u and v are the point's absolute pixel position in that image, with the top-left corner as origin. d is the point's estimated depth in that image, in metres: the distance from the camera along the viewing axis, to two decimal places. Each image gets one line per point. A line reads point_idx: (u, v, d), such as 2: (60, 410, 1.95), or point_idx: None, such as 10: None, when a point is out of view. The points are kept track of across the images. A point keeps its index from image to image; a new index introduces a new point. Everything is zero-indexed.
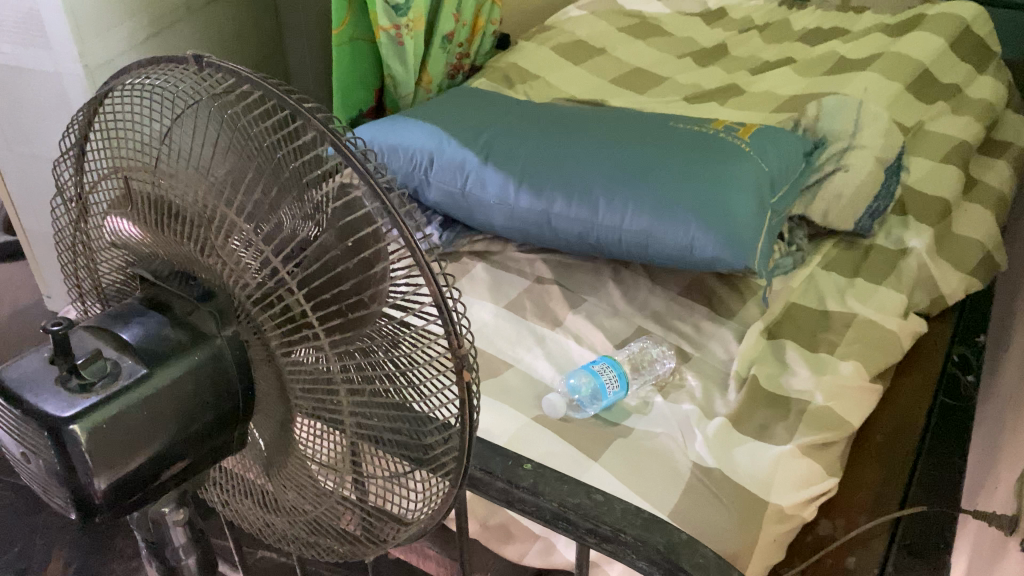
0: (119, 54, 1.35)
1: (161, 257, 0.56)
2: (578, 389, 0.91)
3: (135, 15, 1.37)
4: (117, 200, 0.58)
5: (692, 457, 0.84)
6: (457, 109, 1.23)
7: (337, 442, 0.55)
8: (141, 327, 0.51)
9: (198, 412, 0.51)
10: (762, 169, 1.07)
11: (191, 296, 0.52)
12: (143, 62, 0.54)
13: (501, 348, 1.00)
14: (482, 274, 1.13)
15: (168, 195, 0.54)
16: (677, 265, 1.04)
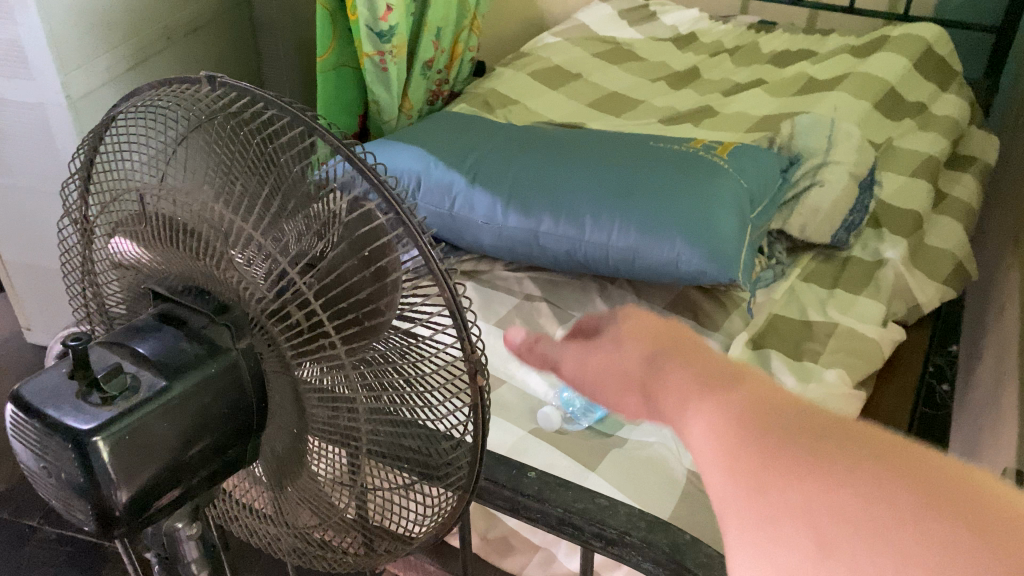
0: (100, 85, 1.35)
1: (173, 275, 0.57)
2: (571, 401, 0.93)
3: (117, 46, 1.38)
4: (126, 220, 0.59)
5: (684, 467, 0.85)
6: (441, 132, 1.25)
7: (346, 457, 0.56)
8: (157, 342, 0.51)
9: (214, 424, 0.51)
10: (742, 185, 1.11)
11: (206, 310, 0.53)
12: (151, 85, 0.55)
13: (494, 365, 1.02)
14: (472, 292, 1.15)
15: (180, 213, 0.55)
16: (663, 279, 1.07)
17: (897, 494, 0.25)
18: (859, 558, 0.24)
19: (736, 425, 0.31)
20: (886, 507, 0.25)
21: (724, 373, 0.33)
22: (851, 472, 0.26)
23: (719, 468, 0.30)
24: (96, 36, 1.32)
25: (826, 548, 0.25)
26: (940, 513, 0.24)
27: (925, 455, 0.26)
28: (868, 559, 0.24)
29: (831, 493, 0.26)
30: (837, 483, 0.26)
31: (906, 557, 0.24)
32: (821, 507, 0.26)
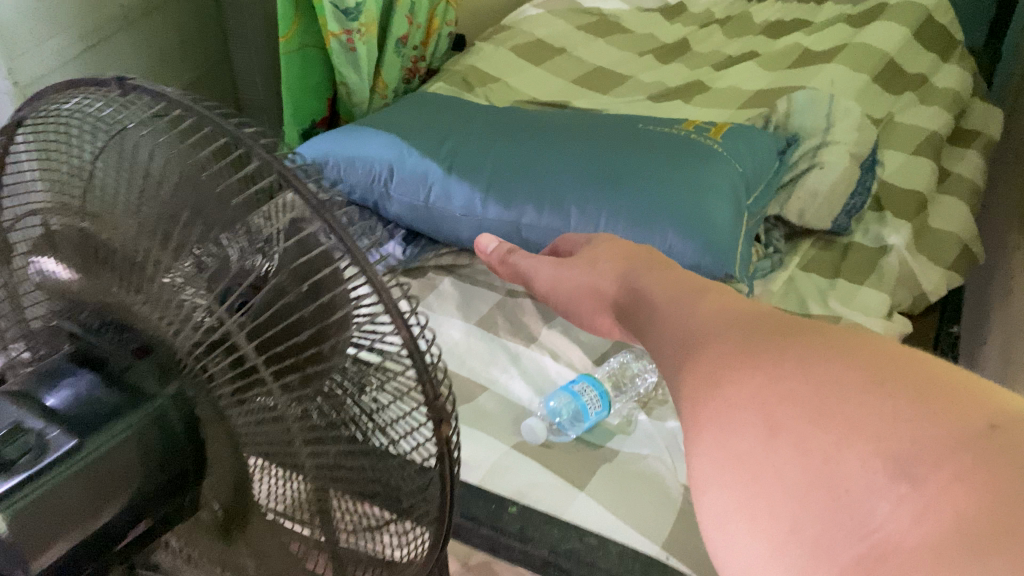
0: (49, 71, 1.26)
1: (91, 304, 0.50)
2: (557, 410, 0.86)
3: (68, 28, 1.29)
4: (42, 241, 0.52)
5: (673, 486, 0.78)
6: (416, 117, 1.17)
7: (303, 489, 0.49)
8: (69, 389, 0.44)
9: (141, 479, 0.44)
10: (736, 170, 1.04)
11: (127, 352, 0.46)
12: (61, 86, 0.48)
13: (474, 370, 0.96)
14: (451, 289, 1.08)
15: (97, 235, 0.48)
16: None
17: (897, 415, 0.33)
18: (857, 459, 0.33)
19: (779, 366, 0.38)
20: (886, 423, 0.33)
21: (775, 332, 0.41)
22: (865, 398, 0.34)
23: (758, 394, 0.38)
24: (42, 18, 1.23)
25: (836, 452, 0.33)
26: (933, 427, 0.32)
27: (934, 382, 0.34)
28: (866, 462, 0.32)
29: (845, 411, 0.34)
30: (853, 408, 0.34)
31: (892, 457, 0.32)
32: (835, 428, 0.34)
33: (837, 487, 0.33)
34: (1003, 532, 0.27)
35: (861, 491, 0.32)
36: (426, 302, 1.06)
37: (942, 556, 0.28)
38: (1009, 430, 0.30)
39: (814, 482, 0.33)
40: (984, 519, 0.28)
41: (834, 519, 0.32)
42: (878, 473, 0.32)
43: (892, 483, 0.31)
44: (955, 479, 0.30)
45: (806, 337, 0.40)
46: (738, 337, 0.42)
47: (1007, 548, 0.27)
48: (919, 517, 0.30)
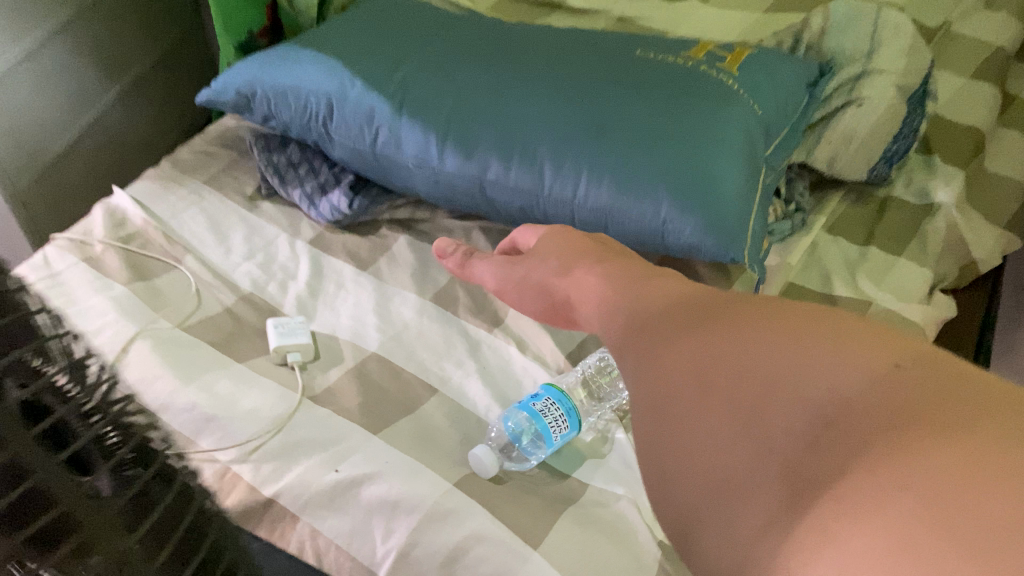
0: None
1: None
2: (516, 430, 0.72)
3: None
4: None
5: (639, 555, 0.63)
6: (364, 30, 0.95)
7: None
8: None
9: None
10: (754, 115, 0.83)
11: None
12: None
13: (424, 364, 0.79)
14: (405, 251, 0.92)
15: None
16: (644, 247, 0.83)
17: (821, 364, 0.35)
18: (792, 399, 0.35)
19: (710, 333, 0.41)
20: (812, 369, 0.36)
21: (699, 309, 0.44)
22: (789, 353, 0.37)
23: (693, 355, 0.40)
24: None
25: (772, 396, 0.36)
26: (857, 368, 0.35)
27: (845, 332, 0.37)
28: (799, 405, 0.35)
29: (771, 361, 0.37)
30: (780, 360, 0.37)
31: (828, 395, 0.34)
32: (766, 377, 0.36)
33: (772, 424, 0.35)
34: (928, 440, 0.30)
35: (794, 424, 0.34)
36: (376, 270, 0.90)
37: (879, 465, 0.31)
38: (919, 367, 0.34)
39: (748, 422, 0.36)
40: (912, 434, 0.31)
41: (771, 454, 0.34)
42: (807, 409, 0.34)
43: (818, 413, 0.34)
44: (881, 411, 0.32)
45: (730, 309, 0.42)
46: (669, 313, 0.44)
47: (934, 452, 0.30)
48: (849, 445, 0.32)
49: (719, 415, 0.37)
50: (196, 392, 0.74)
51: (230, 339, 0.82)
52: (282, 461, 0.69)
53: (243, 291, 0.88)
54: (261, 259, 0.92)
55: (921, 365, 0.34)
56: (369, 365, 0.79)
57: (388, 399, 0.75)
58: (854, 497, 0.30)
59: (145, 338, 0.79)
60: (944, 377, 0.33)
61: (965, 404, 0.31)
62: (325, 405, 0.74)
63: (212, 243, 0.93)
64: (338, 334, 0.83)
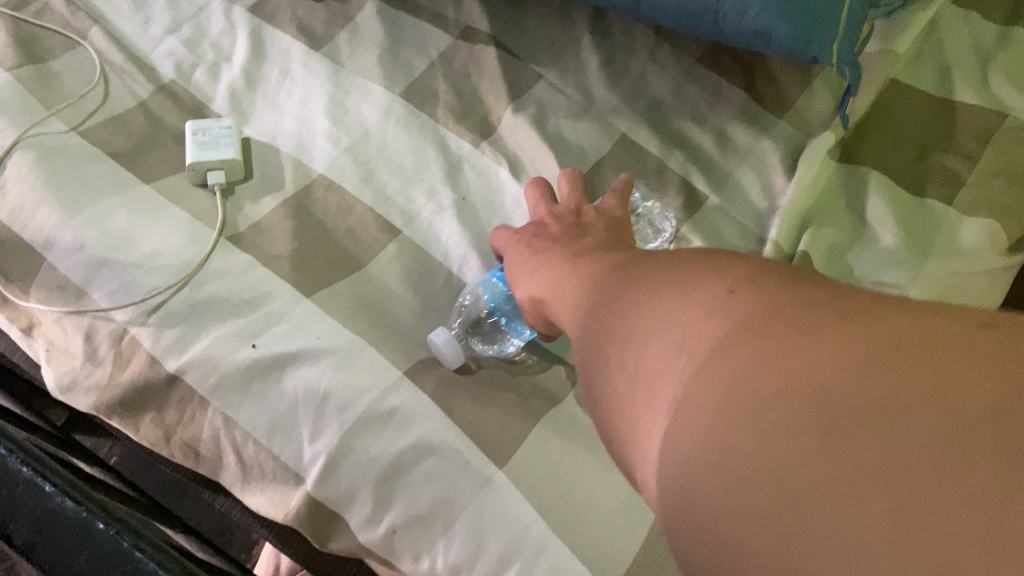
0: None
1: None
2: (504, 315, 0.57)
3: None
4: None
5: (634, 494, 0.48)
6: None
7: None
8: None
9: None
10: None
11: None
12: None
13: (385, 191, 0.61)
14: (373, 24, 0.69)
15: None
16: (688, 28, 0.59)
17: (670, 307, 0.28)
18: (648, 349, 0.28)
19: (602, 297, 0.34)
20: (663, 313, 0.28)
21: (607, 268, 0.36)
22: (649, 297, 0.30)
23: (592, 323, 0.33)
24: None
25: (631, 352, 0.28)
26: (705, 308, 0.27)
27: (708, 260, 0.29)
28: (656, 360, 0.27)
29: (633, 310, 0.30)
30: (643, 306, 0.30)
31: (679, 343, 0.26)
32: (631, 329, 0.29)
33: (637, 388, 0.28)
34: (769, 375, 0.23)
35: (654, 383, 0.27)
36: (335, 50, 0.69)
37: (725, 424, 0.23)
38: (770, 283, 0.26)
39: (624, 391, 0.29)
40: (748, 378, 0.23)
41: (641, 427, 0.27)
42: (659, 361, 0.27)
43: (668, 367, 0.26)
44: (724, 355, 0.25)
45: (629, 263, 0.35)
46: (585, 279, 0.37)
47: (773, 391, 0.23)
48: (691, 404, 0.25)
49: (607, 387, 0.30)
50: (83, 228, 0.57)
51: (142, 148, 0.64)
52: (189, 327, 0.54)
53: (164, 80, 0.68)
54: (189, 35, 0.71)
55: (778, 278, 0.26)
56: (313, 190, 0.60)
57: (332, 243, 0.58)
58: (713, 485, 0.23)
59: (27, 149, 0.61)
60: (801, 299, 0.25)
61: (818, 322, 0.24)
62: (250, 250, 0.57)
63: (128, 11, 0.72)
64: (277, 142, 0.64)
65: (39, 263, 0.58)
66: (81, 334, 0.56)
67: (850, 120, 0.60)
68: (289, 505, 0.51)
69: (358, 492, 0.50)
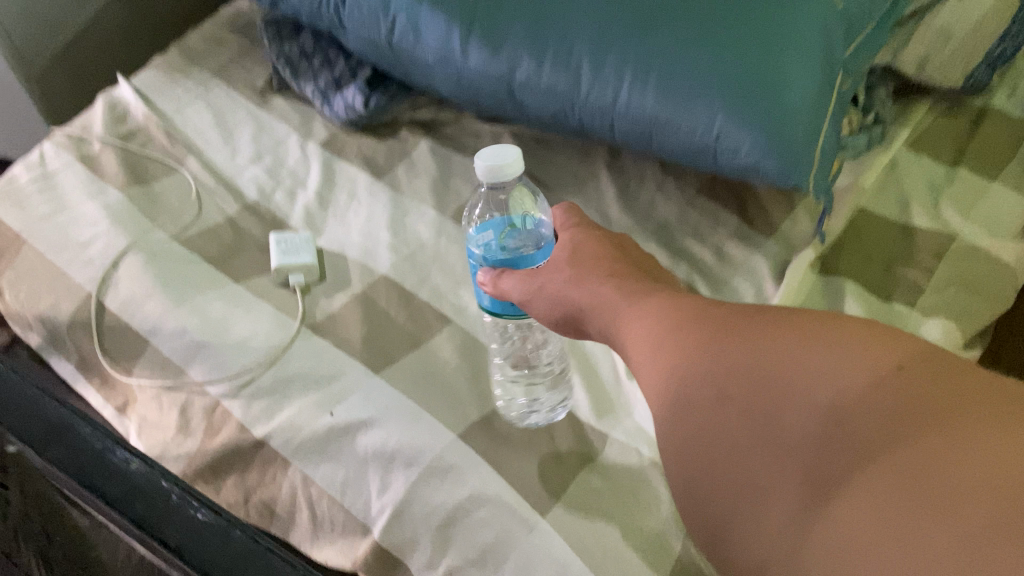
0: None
1: None
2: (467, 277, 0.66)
3: None
4: None
5: (660, 531, 0.56)
6: None
7: None
8: None
9: None
10: (836, 4, 0.69)
11: None
12: None
13: (438, 290, 0.72)
14: (426, 157, 0.83)
15: None
16: (692, 164, 0.72)
17: (818, 365, 0.35)
18: (801, 410, 0.34)
19: (709, 328, 0.40)
20: (811, 370, 0.35)
21: (702, 305, 0.42)
22: (789, 351, 0.36)
23: (696, 346, 0.39)
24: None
25: (772, 415, 0.35)
26: (857, 373, 0.34)
27: (839, 325, 0.37)
28: (802, 406, 0.35)
29: (777, 369, 0.36)
30: (782, 358, 0.36)
31: (829, 417, 0.34)
32: (767, 394, 0.36)
33: (779, 426, 0.35)
34: (932, 439, 0.31)
35: (801, 431, 0.34)
36: (393, 178, 0.82)
37: (897, 487, 0.30)
38: (921, 368, 0.33)
39: (752, 425, 0.36)
40: (912, 439, 0.31)
41: (776, 458, 0.34)
42: (819, 431, 0.34)
43: (831, 438, 0.33)
44: (884, 433, 0.32)
45: (719, 316, 0.41)
46: (668, 312, 0.43)
47: (932, 453, 0.30)
48: (845, 447, 0.33)
49: (722, 414, 0.36)
50: (186, 316, 0.68)
51: (231, 253, 0.75)
52: (274, 399, 0.64)
53: (248, 200, 0.81)
54: (270, 163, 0.84)
55: (920, 368, 0.33)
56: (378, 289, 0.72)
57: (396, 330, 0.69)
58: (876, 535, 0.30)
59: (137, 253, 0.73)
60: (940, 378, 0.33)
61: (976, 416, 0.31)
62: (325, 336, 0.68)
63: (217, 143, 0.85)
64: (346, 251, 0.76)
65: (145, 346, 0.68)
66: (177, 407, 0.66)
67: (827, 238, 0.72)
68: (357, 554, 0.59)
69: (419, 538, 0.57)
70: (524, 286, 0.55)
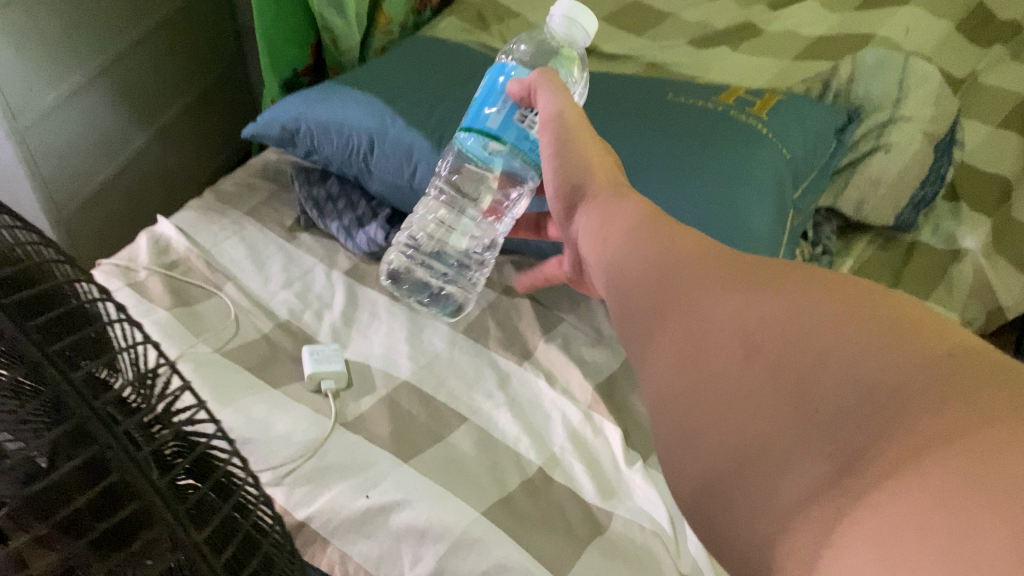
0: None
1: None
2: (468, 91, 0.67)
3: None
4: None
5: None
6: (408, 75, 1.00)
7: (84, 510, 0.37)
8: None
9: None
10: (784, 157, 0.85)
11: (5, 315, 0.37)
12: None
13: (453, 394, 0.82)
14: (438, 283, 0.95)
15: None
16: None
17: (853, 341, 0.33)
18: (831, 380, 0.32)
19: (738, 290, 0.38)
20: (846, 347, 0.33)
21: (738, 261, 0.41)
22: (819, 322, 0.34)
23: (722, 309, 0.38)
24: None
25: (802, 384, 0.33)
26: (899, 353, 0.31)
27: (886, 304, 0.34)
28: (834, 384, 0.32)
29: (809, 334, 0.34)
30: (813, 328, 0.34)
31: (864, 392, 0.31)
32: (801, 360, 0.34)
33: (803, 403, 0.33)
34: (967, 433, 0.28)
35: (831, 403, 0.32)
36: (409, 300, 0.93)
37: (925, 467, 0.28)
38: (979, 357, 0.30)
39: (775, 401, 0.34)
40: (950, 436, 0.28)
41: (801, 440, 0.32)
42: (848, 404, 0.32)
43: (860, 412, 0.31)
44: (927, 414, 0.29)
45: (761, 276, 0.39)
46: (704, 261, 0.42)
47: (967, 449, 0.28)
48: (886, 438, 0.30)
49: (732, 372, 0.36)
50: (232, 416, 0.76)
51: (267, 365, 0.84)
52: (314, 485, 0.71)
53: (280, 318, 0.90)
54: (299, 288, 0.94)
55: (976, 362, 0.30)
56: (400, 393, 0.81)
57: (420, 427, 0.78)
58: (900, 514, 0.28)
59: (186, 363, 0.81)
60: (983, 368, 0.30)
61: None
62: (357, 432, 0.76)
63: (251, 272, 0.95)
64: (369, 362, 0.85)
65: None
66: None
67: None
68: None
69: None
70: (559, 140, 0.59)
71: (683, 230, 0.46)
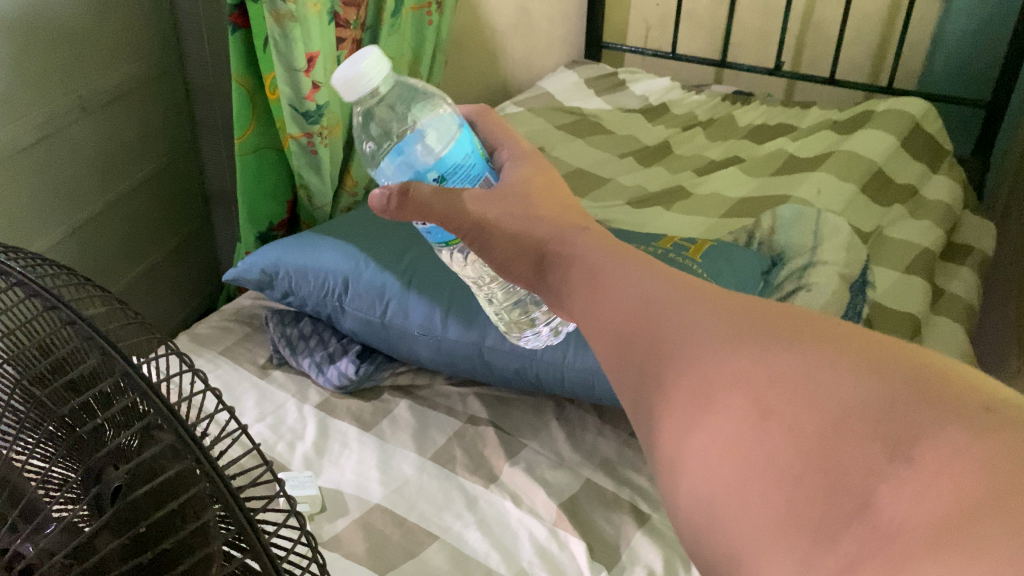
0: (13, 153, 1.12)
1: (47, 343, 0.41)
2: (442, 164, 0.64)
3: (33, 110, 1.15)
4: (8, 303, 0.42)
5: None
6: (376, 225, 1.11)
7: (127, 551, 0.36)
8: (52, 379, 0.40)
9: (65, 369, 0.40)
10: None
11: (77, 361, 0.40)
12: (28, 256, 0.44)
13: (424, 515, 0.85)
14: (406, 414, 1.00)
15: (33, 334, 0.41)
16: None
17: (878, 398, 0.31)
18: (859, 432, 0.30)
19: (749, 346, 0.37)
20: (876, 403, 0.31)
21: (748, 314, 0.39)
22: (844, 383, 0.32)
23: (738, 368, 0.36)
24: None
25: (826, 440, 0.31)
26: (932, 412, 0.29)
27: (915, 364, 0.32)
28: (864, 445, 0.30)
29: (838, 393, 0.32)
30: (825, 378, 0.33)
31: (891, 448, 0.29)
32: (829, 421, 0.31)
33: (833, 466, 0.30)
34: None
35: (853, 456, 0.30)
36: (378, 429, 0.97)
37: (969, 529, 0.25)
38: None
39: (804, 469, 0.31)
40: (1001, 494, 0.26)
41: (840, 512, 0.29)
42: (874, 458, 0.29)
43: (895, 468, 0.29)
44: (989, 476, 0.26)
45: (774, 329, 0.38)
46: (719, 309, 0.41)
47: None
48: (930, 499, 0.27)
49: (749, 436, 0.34)
50: None
51: None
52: None
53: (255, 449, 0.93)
54: (272, 421, 0.97)
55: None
56: (373, 514, 0.85)
57: (393, 545, 0.81)
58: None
59: None
60: None
61: None
62: (334, 550, 0.79)
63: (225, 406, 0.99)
64: (342, 488, 0.88)
65: None
66: None
67: None
68: None
69: None
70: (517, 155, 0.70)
71: (691, 280, 0.45)
